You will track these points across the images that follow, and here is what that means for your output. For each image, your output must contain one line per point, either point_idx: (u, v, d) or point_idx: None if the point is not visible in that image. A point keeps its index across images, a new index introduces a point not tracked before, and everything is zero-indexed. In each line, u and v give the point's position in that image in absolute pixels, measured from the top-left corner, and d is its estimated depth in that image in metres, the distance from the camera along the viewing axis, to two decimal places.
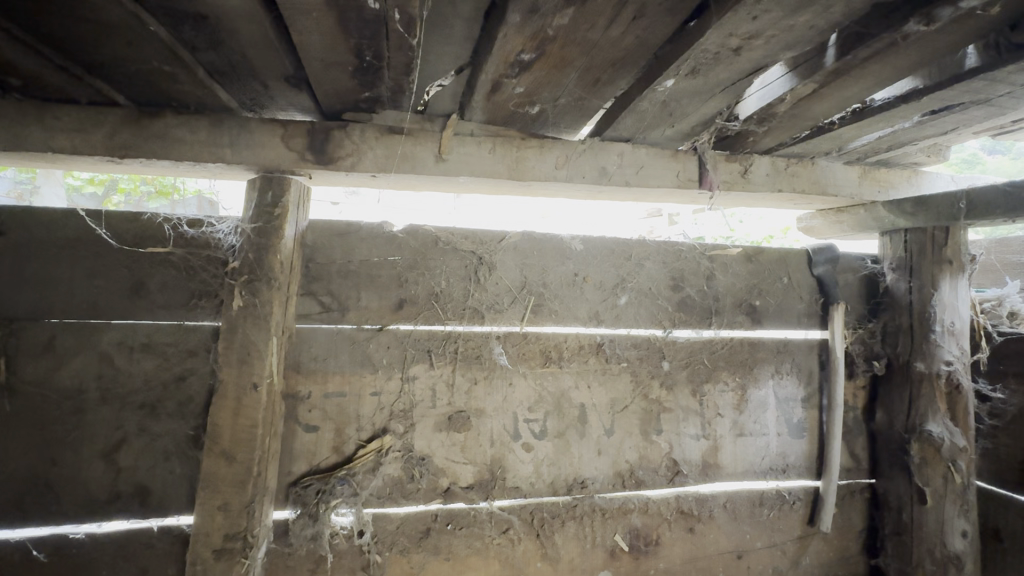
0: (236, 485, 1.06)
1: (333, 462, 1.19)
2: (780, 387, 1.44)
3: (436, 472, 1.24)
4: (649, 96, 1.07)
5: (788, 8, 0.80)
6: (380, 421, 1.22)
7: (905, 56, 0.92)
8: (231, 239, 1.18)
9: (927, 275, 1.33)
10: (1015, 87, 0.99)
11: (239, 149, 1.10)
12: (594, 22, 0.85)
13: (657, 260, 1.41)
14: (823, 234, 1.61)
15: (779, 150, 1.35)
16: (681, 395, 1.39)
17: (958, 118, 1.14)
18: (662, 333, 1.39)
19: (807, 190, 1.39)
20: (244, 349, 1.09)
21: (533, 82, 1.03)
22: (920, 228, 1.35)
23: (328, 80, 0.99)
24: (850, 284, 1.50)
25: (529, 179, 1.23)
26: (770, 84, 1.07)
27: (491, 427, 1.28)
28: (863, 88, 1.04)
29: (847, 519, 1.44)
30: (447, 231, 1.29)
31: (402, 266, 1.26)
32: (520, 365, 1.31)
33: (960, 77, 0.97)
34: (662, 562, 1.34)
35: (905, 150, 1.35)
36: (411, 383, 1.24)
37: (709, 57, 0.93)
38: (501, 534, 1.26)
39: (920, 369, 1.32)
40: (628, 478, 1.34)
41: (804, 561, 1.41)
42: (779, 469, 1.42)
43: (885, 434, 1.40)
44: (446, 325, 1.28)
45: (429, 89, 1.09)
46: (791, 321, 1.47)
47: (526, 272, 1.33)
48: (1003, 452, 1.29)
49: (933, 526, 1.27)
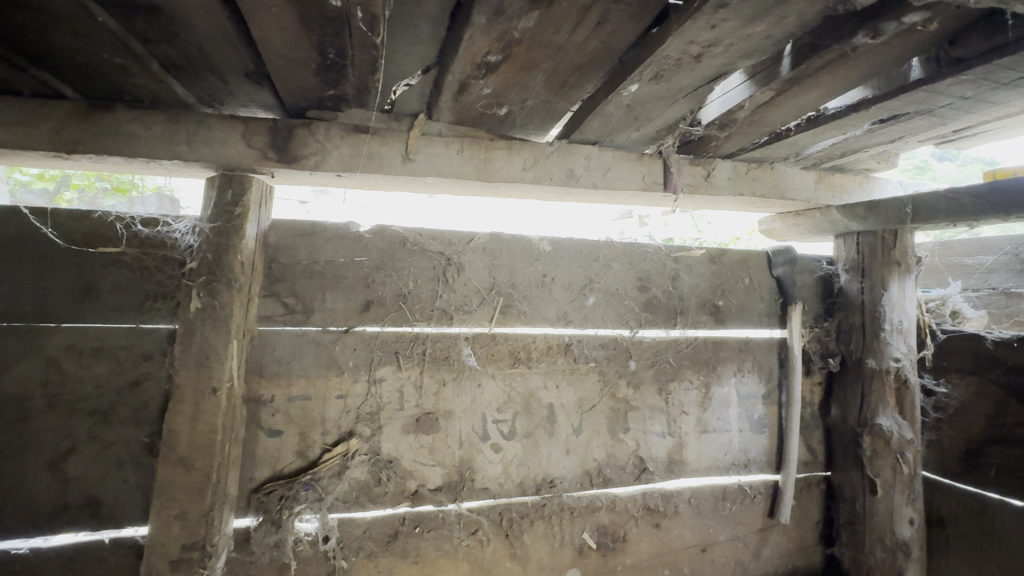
0: (193, 493, 1.02)
1: (297, 467, 1.17)
2: (741, 385, 1.49)
3: (405, 474, 1.23)
4: (615, 100, 1.08)
5: (743, 18, 0.83)
6: (346, 424, 1.21)
7: (855, 66, 0.96)
8: (188, 239, 1.14)
9: (878, 276, 1.39)
10: (954, 99, 1.05)
11: (196, 145, 1.06)
12: (559, 25, 0.86)
13: (624, 261, 1.43)
14: (782, 236, 1.68)
15: (740, 155, 1.40)
16: (648, 394, 1.42)
17: (903, 127, 1.20)
18: (629, 333, 1.41)
19: (766, 194, 1.44)
20: (202, 353, 1.05)
21: (500, 83, 1.03)
22: (872, 231, 1.41)
23: (290, 76, 0.97)
24: (807, 284, 1.56)
25: (497, 180, 1.23)
26: (730, 91, 1.10)
27: (460, 429, 1.27)
28: (816, 97, 1.08)
29: (805, 512, 1.49)
30: (415, 232, 1.28)
31: (369, 266, 1.25)
32: (488, 365, 1.31)
33: (905, 88, 1.02)
34: (629, 558, 1.36)
35: (857, 157, 1.42)
36: (378, 386, 1.23)
37: (671, 64, 0.96)
38: (469, 535, 1.26)
39: (871, 366, 1.38)
40: (596, 476, 1.35)
41: (764, 552, 1.46)
42: (740, 464, 1.46)
43: (840, 428, 1.46)
44: (414, 326, 1.27)
45: (396, 89, 1.08)
46: (752, 321, 1.51)
47: (494, 273, 1.33)
48: (946, 443, 1.36)
49: (883, 515, 1.33)
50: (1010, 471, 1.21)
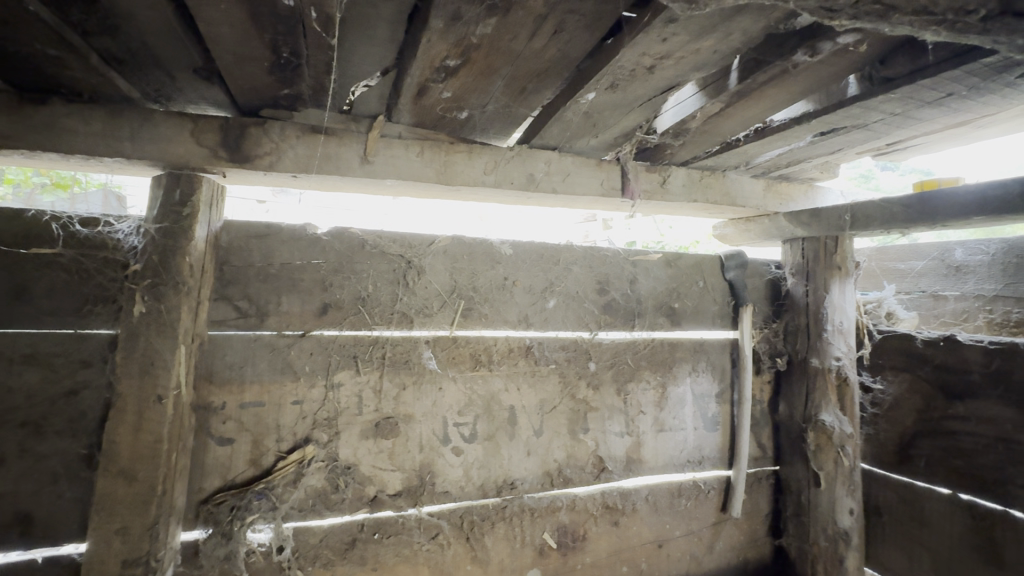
0: (136, 506, 0.98)
1: (249, 476, 1.14)
2: (696, 384, 1.54)
3: (363, 480, 1.21)
4: (573, 107, 1.11)
5: (692, 33, 0.86)
6: (301, 430, 1.18)
7: (797, 81, 1.01)
8: (132, 240, 1.09)
9: (821, 279, 1.47)
10: (886, 115, 1.12)
11: (141, 143, 1.02)
12: (516, 33, 0.87)
13: (584, 265, 1.45)
14: (734, 241, 1.75)
15: (693, 162, 1.45)
16: (607, 394, 1.44)
17: (842, 139, 1.27)
18: (588, 335, 1.44)
19: (718, 201, 1.51)
20: (146, 359, 1.01)
21: (460, 87, 1.03)
22: (815, 237, 1.49)
23: (241, 74, 0.94)
24: (757, 287, 1.63)
25: (457, 184, 1.24)
26: (684, 101, 1.14)
27: (420, 433, 1.27)
28: (762, 109, 1.14)
29: (755, 505, 1.56)
30: (375, 234, 1.27)
31: (326, 269, 1.22)
32: (449, 369, 1.30)
33: (842, 103, 1.08)
34: (588, 557, 1.39)
35: (801, 167, 1.50)
36: (335, 391, 1.21)
37: (626, 73, 0.99)
38: (429, 539, 1.25)
39: (815, 364, 1.46)
40: (556, 477, 1.37)
41: (717, 546, 1.51)
42: (695, 461, 1.51)
43: (787, 424, 1.54)
44: (374, 330, 1.25)
45: (354, 89, 1.07)
46: (706, 322, 1.57)
47: (455, 277, 1.32)
48: (881, 436, 1.45)
49: (826, 506, 1.41)
50: (938, 462, 1.30)
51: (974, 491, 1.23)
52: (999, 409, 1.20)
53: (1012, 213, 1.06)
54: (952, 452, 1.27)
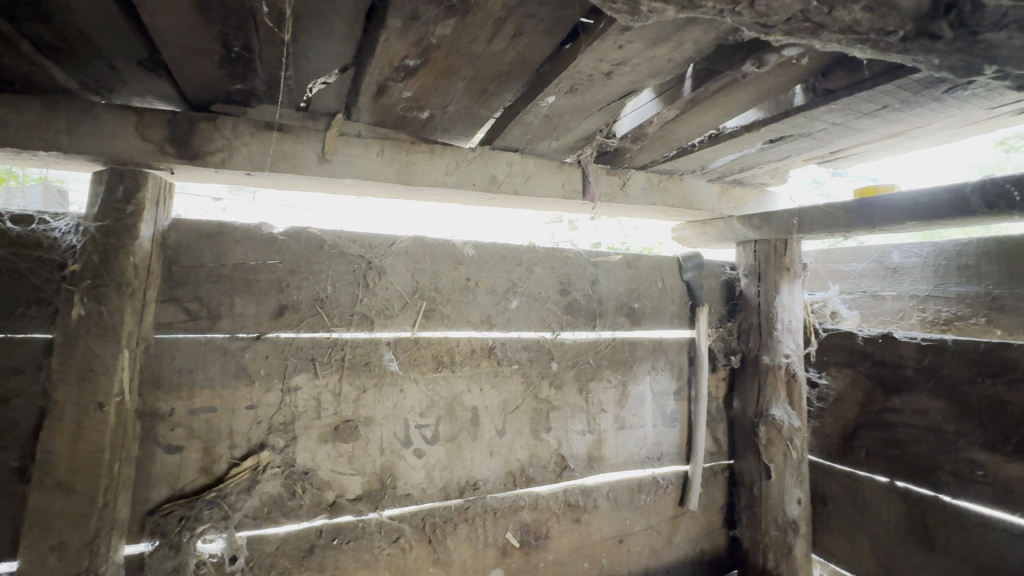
0: (75, 520, 0.93)
1: (200, 484, 1.10)
2: (655, 382, 1.58)
3: (322, 485, 1.19)
4: (533, 109, 1.12)
5: (646, 42, 0.88)
6: (256, 436, 1.14)
7: (747, 90, 1.05)
8: (70, 239, 1.03)
9: (772, 280, 1.53)
10: (828, 125, 1.19)
11: (79, 137, 0.97)
12: (475, 35, 0.87)
13: (546, 265, 1.47)
14: (692, 243, 1.81)
15: (652, 166, 1.49)
16: (569, 394, 1.47)
17: (789, 147, 1.34)
18: (550, 335, 1.46)
19: (676, 203, 1.57)
20: (86, 364, 0.95)
21: (420, 87, 1.03)
22: (766, 239, 1.53)
23: (190, 66, 0.91)
24: (713, 288, 1.68)
25: (419, 184, 1.23)
26: (641, 107, 1.18)
27: (381, 436, 1.25)
28: (716, 116, 1.18)
29: (711, 498, 1.61)
30: (334, 234, 1.24)
31: (283, 270, 1.19)
32: (411, 370, 1.29)
33: (789, 113, 1.14)
34: (551, 554, 1.40)
35: (753, 172, 1.56)
36: (292, 395, 1.18)
37: (584, 78, 1.01)
38: (390, 543, 1.24)
39: (766, 362, 1.52)
40: (519, 476, 1.38)
41: (675, 539, 1.56)
42: (654, 457, 1.55)
43: (741, 419, 1.60)
44: (332, 332, 1.23)
45: (311, 86, 1.05)
46: (665, 322, 1.61)
47: (417, 278, 1.31)
48: (826, 429, 1.52)
49: (776, 497, 1.48)
50: (877, 452, 1.38)
51: (909, 479, 1.31)
52: (931, 401, 1.28)
53: (940, 218, 1.14)
54: (890, 442, 1.35)
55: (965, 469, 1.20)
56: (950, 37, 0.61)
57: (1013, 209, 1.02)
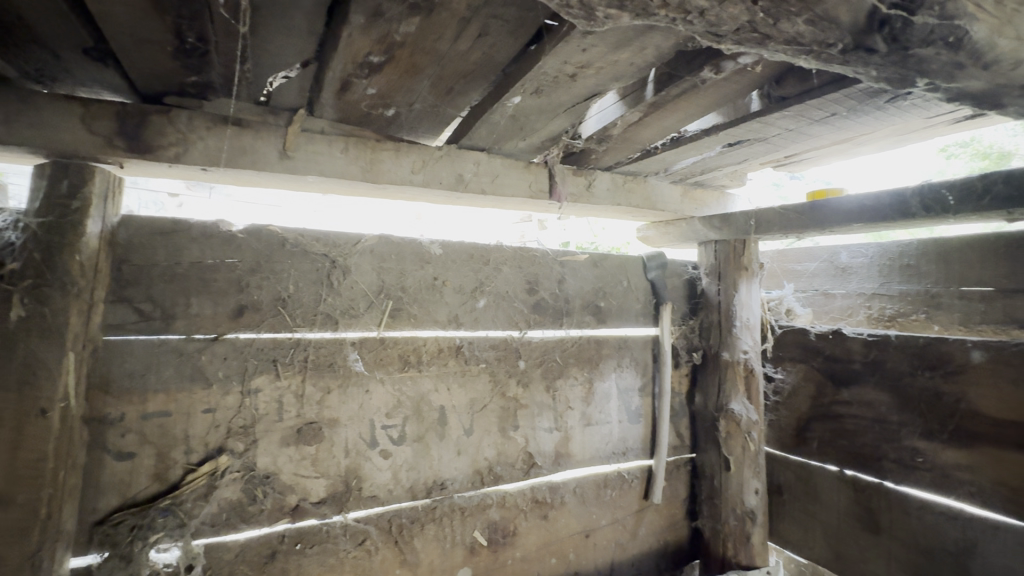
0: (15, 533, 0.88)
1: (153, 491, 1.05)
2: (621, 378, 1.61)
3: (284, 489, 1.16)
4: (499, 110, 1.12)
5: (609, 46, 0.90)
6: (214, 440, 1.11)
7: (706, 95, 1.09)
8: (10, 235, 0.94)
9: (731, 279, 1.57)
10: (782, 130, 1.24)
11: (18, 127, 0.91)
12: (440, 34, 0.87)
13: (513, 265, 1.47)
14: (656, 243, 1.86)
15: (617, 167, 1.52)
16: (536, 392, 1.48)
17: (747, 150, 1.39)
18: (518, 334, 1.46)
19: (640, 204, 1.61)
20: (27, 368, 0.90)
21: (385, 85, 1.02)
22: (726, 240, 1.59)
23: (141, 57, 0.88)
24: (676, 287, 1.73)
25: (383, 182, 1.22)
26: (606, 109, 1.19)
27: (346, 437, 1.23)
28: (677, 120, 1.21)
29: (674, 491, 1.66)
30: (296, 232, 1.21)
31: (242, 268, 1.16)
32: (377, 370, 1.27)
33: (746, 118, 1.18)
34: (518, 551, 1.41)
35: (713, 174, 1.62)
36: (252, 397, 1.14)
37: (549, 80, 1.02)
38: (356, 546, 1.22)
39: (725, 358, 1.58)
40: (486, 475, 1.39)
41: (640, 532, 1.60)
42: (620, 452, 1.59)
43: (702, 414, 1.65)
44: (295, 332, 1.20)
45: (271, 81, 1.02)
46: (630, 320, 1.64)
47: (383, 277, 1.30)
48: (781, 422, 1.59)
49: (735, 488, 1.53)
50: (827, 442, 1.45)
51: (856, 467, 1.38)
52: (876, 393, 1.36)
53: (883, 221, 1.20)
54: (839, 433, 1.43)
55: (906, 456, 1.28)
56: (884, 51, 0.62)
57: (948, 212, 1.09)
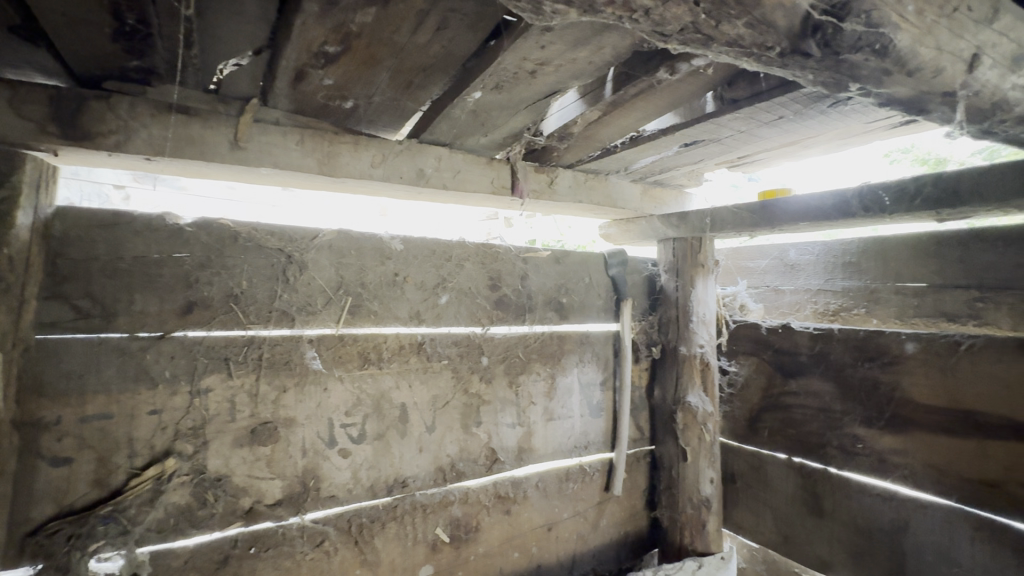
0: None
1: (93, 499, 1.00)
2: (583, 373, 1.64)
3: (237, 492, 1.12)
4: (460, 104, 1.12)
5: (568, 43, 0.91)
6: (160, 443, 1.06)
7: (662, 96, 1.12)
8: None
9: (688, 276, 1.62)
10: (735, 132, 1.28)
11: None
12: (398, 25, 0.86)
13: (476, 261, 1.47)
14: (617, 240, 1.90)
15: (579, 165, 1.54)
16: (499, 388, 1.48)
17: (702, 150, 1.43)
18: (480, 330, 1.46)
19: (601, 202, 1.63)
20: None
21: (342, 76, 1.00)
22: (684, 237, 1.63)
23: (76, 38, 0.83)
24: (636, 283, 1.76)
25: (341, 176, 1.20)
26: (567, 106, 1.21)
27: (303, 437, 1.20)
28: (636, 119, 1.24)
29: (634, 483, 1.70)
30: (249, 226, 1.17)
31: (191, 263, 1.11)
32: (336, 368, 1.24)
33: (701, 119, 1.22)
34: (481, 547, 1.42)
35: (672, 173, 1.66)
36: (202, 397, 1.10)
37: (509, 76, 1.02)
38: (314, 548, 1.20)
39: (683, 352, 1.62)
40: (448, 471, 1.38)
41: (601, 523, 1.63)
42: (581, 446, 1.61)
43: (661, 407, 1.69)
44: (248, 329, 1.16)
45: (221, 68, 0.98)
46: (592, 315, 1.67)
47: (342, 272, 1.27)
48: (735, 413, 1.65)
49: (691, 477, 1.59)
50: (777, 432, 1.52)
51: (803, 455, 1.45)
52: (821, 384, 1.43)
53: (827, 221, 1.27)
54: (787, 422, 1.49)
55: (847, 443, 1.36)
56: (818, 55, 0.66)
57: (884, 212, 1.16)
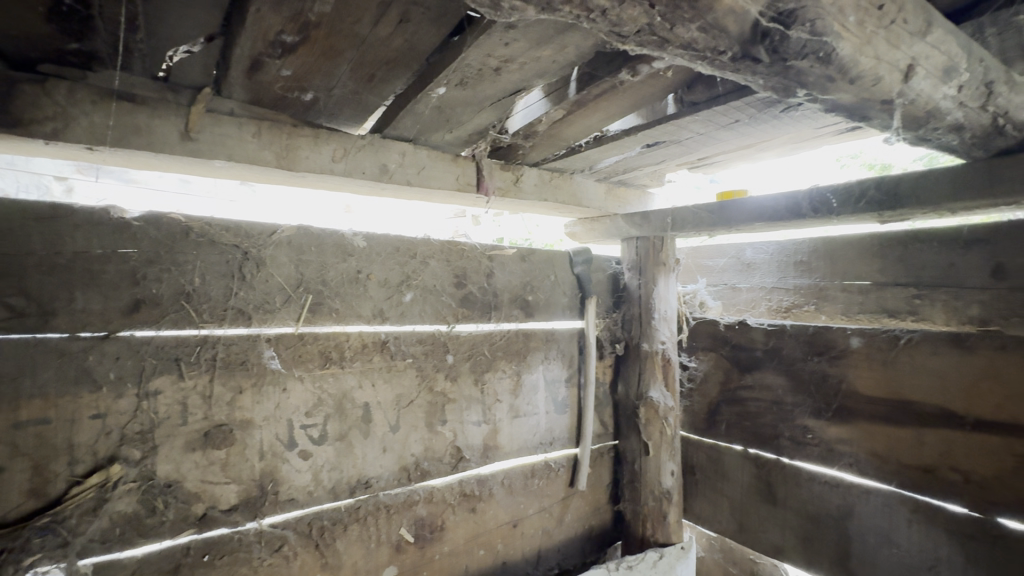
0: None
1: (29, 509, 0.94)
2: (548, 370, 1.65)
3: (189, 498, 1.08)
4: (424, 100, 1.11)
5: (531, 41, 0.92)
6: (105, 448, 1.01)
7: (624, 97, 1.14)
8: None
9: (650, 274, 1.66)
10: (695, 134, 1.32)
11: None
12: (359, 16, 0.84)
13: (441, 258, 1.46)
14: (582, 238, 1.92)
15: (544, 163, 1.56)
16: (464, 386, 1.48)
17: (664, 151, 1.46)
18: (445, 328, 1.45)
19: (566, 200, 1.65)
20: None
21: (301, 66, 0.97)
22: (646, 236, 1.67)
23: (7, 16, 0.77)
24: (601, 281, 1.79)
25: (301, 170, 1.17)
26: (532, 105, 1.22)
27: (261, 439, 1.16)
28: (599, 120, 1.26)
29: (598, 477, 1.73)
30: (202, 221, 1.12)
31: (139, 259, 1.06)
32: (295, 368, 1.21)
33: (662, 120, 1.25)
34: (446, 546, 1.41)
35: (635, 173, 1.69)
36: (151, 400, 1.05)
37: (473, 72, 1.02)
38: (272, 553, 1.17)
39: (645, 348, 1.66)
40: (413, 471, 1.37)
41: (566, 518, 1.65)
42: (547, 442, 1.63)
43: (624, 403, 1.73)
44: (201, 328, 1.11)
45: (170, 54, 0.93)
46: (557, 313, 1.69)
47: (301, 269, 1.23)
48: (694, 407, 1.70)
49: (653, 470, 1.63)
50: (733, 424, 1.58)
51: (758, 446, 1.52)
52: (774, 377, 1.49)
53: (780, 221, 1.32)
54: (744, 415, 1.55)
55: (799, 433, 1.42)
56: (767, 61, 0.68)
57: (832, 213, 1.21)
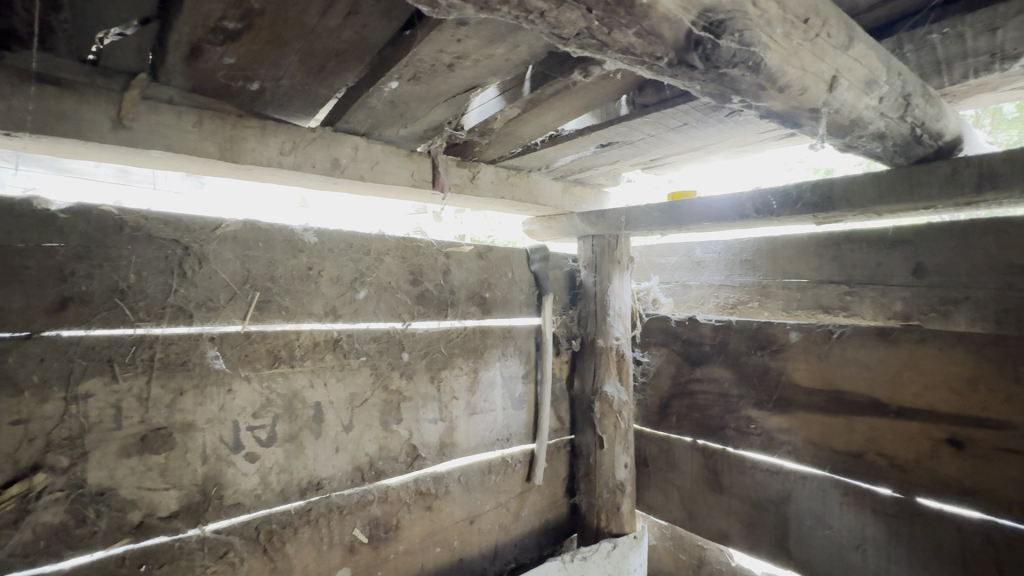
0: None
1: None
2: (505, 367, 1.66)
3: (124, 506, 1.02)
4: (376, 94, 1.09)
5: (484, 39, 0.92)
6: (27, 456, 0.94)
7: (577, 97, 1.16)
8: None
9: (605, 272, 1.69)
10: (646, 135, 1.35)
11: None
12: (305, 6, 0.82)
13: (396, 255, 1.44)
14: (540, 236, 1.94)
15: (502, 160, 1.56)
16: (420, 383, 1.47)
17: (618, 151, 1.50)
18: (401, 326, 1.44)
19: (523, 198, 1.66)
20: None
21: (245, 55, 0.93)
22: (601, 234, 1.70)
23: None
24: (558, 278, 1.81)
25: (247, 162, 1.13)
26: (487, 102, 1.22)
27: (204, 442, 1.11)
28: (554, 119, 1.27)
29: (555, 471, 1.76)
30: (138, 214, 1.07)
31: (65, 254, 0.99)
32: (242, 368, 1.17)
33: (615, 121, 1.28)
34: (402, 545, 1.40)
35: (591, 172, 1.73)
36: (81, 404, 0.99)
37: (427, 68, 1.01)
38: (217, 559, 1.13)
39: (600, 344, 1.70)
40: (367, 470, 1.35)
41: (522, 513, 1.67)
42: (504, 439, 1.64)
43: (580, 397, 1.76)
44: (137, 327, 1.06)
45: (100, 37, 0.88)
46: (514, 310, 1.70)
47: (248, 265, 1.19)
48: (647, 400, 1.75)
49: (607, 463, 1.67)
50: (683, 416, 1.64)
51: (706, 437, 1.58)
52: (721, 371, 1.56)
53: (725, 221, 1.38)
54: (693, 408, 1.61)
55: (743, 424, 1.49)
56: (701, 68, 0.71)
57: (772, 214, 1.28)
